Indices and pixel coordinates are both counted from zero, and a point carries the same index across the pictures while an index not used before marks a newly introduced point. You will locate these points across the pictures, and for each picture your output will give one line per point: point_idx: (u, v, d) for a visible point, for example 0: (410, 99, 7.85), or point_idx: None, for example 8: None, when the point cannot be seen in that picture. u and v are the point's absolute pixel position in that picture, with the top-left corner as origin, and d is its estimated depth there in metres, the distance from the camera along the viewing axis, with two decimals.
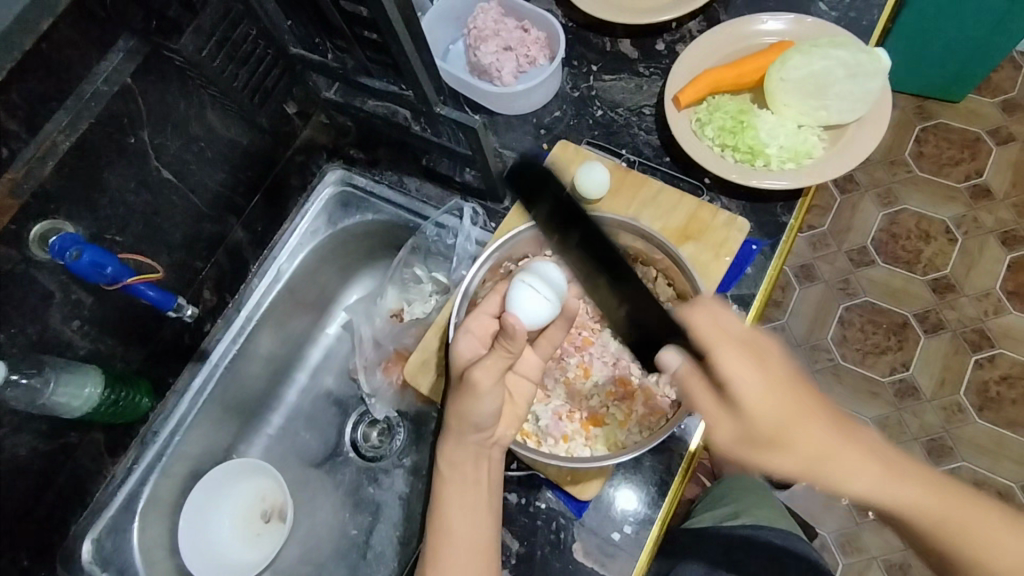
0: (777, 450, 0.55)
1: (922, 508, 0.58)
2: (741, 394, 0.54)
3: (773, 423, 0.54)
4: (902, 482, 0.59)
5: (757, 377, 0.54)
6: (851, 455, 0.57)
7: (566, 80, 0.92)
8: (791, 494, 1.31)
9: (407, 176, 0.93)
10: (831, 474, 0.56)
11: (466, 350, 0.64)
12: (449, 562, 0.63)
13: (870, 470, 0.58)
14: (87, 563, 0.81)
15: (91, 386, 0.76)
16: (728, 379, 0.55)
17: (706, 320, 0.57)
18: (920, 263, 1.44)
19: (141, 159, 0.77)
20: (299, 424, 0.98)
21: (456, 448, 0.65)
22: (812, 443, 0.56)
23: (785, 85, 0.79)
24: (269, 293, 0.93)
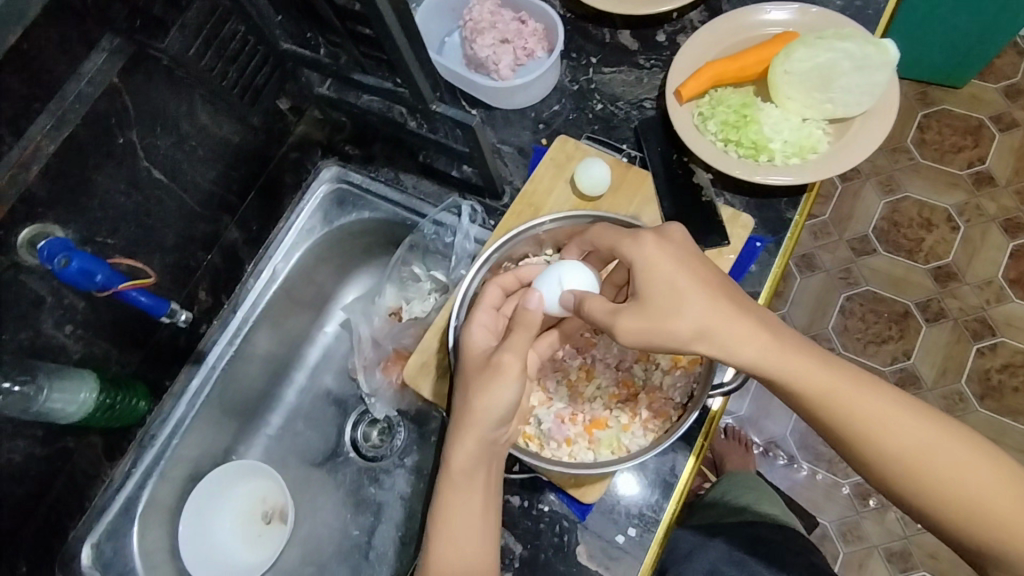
0: (671, 314, 0.58)
1: (897, 438, 0.57)
2: (674, 277, 0.59)
3: (660, 270, 0.59)
4: (877, 408, 0.57)
5: (652, 258, 0.60)
6: (812, 369, 0.58)
7: (565, 73, 0.90)
8: (791, 484, 1.31)
9: (404, 173, 0.92)
10: (802, 380, 0.58)
11: (480, 340, 0.64)
12: (447, 563, 0.60)
13: (838, 390, 0.58)
14: (86, 568, 0.81)
15: (85, 391, 0.75)
16: (669, 275, 0.59)
17: (628, 242, 0.61)
18: (922, 252, 1.42)
19: (131, 160, 0.75)
20: (299, 424, 0.97)
21: (473, 436, 0.60)
22: (742, 332, 0.58)
23: (789, 79, 0.77)
24: (265, 293, 0.92)
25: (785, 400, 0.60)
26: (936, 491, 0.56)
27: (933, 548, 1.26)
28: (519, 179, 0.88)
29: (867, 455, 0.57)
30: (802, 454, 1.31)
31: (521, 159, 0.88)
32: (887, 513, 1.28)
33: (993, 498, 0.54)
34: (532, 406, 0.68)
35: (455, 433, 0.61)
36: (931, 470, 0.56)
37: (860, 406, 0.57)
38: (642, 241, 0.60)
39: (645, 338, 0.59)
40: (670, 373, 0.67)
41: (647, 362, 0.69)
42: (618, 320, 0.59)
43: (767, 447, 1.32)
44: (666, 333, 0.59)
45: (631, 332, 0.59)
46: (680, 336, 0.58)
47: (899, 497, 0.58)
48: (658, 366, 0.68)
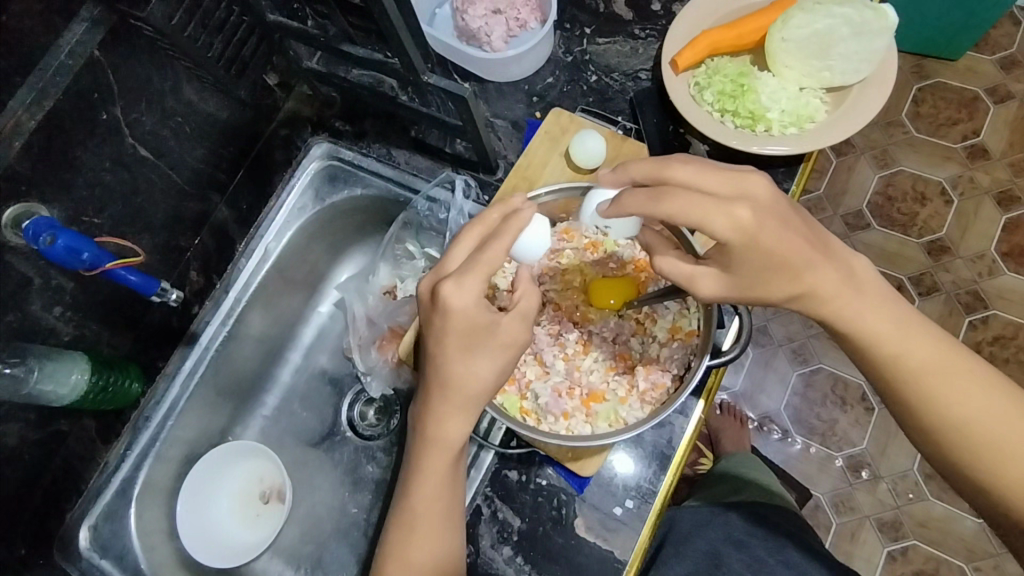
0: (759, 283, 0.54)
1: (966, 406, 0.54)
2: (771, 253, 0.52)
3: (758, 233, 0.51)
4: (947, 370, 0.55)
5: (749, 216, 0.51)
6: (889, 322, 0.55)
7: (558, 44, 0.89)
8: (785, 457, 1.32)
9: (396, 149, 0.90)
10: (880, 332, 0.55)
11: (481, 309, 0.56)
12: (427, 536, 0.61)
13: (914, 345, 0.55)
14: (85, 550, 0.81)
15: (77, 373, 0.74)
16: (761, 241, 0.51)
17: (722, 220, 0.51)
18: (916, 227, 1.42)
19: (115, 136, 0.73)
20: (294, 404, 0.97)
21: (445, 409, 0.59)
22: (830, 286, 0.54)
23: (786, 46, 0.77)
24: (257, 273, 0.91)
25: (852, 352, 0.58)
26: (992, 464, 0.54)
27: (925, 517, 1.28)
28: (513, 154, 0.87)
29: (929, 418, 0.55)
30: (796, 428, 1.33)
31: (514, 133, 0.87)
32: (879, 484, 1.29)
33: None
34: (529, 380, 0.67)
35: (445, 411, 0.59)
36: (993, 442, 0.54)
37: (933, 368, 0.55)
38: (733, 211, 0.51)
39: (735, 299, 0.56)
40: (667, 345, 0.67)
41: (644, 334, 0.68)
42: (700, 282, 0.56)
43: (762, 422, 1.33)
44: (745, 296, 0.55)
45: (711, 297, 0.56)
46: (773, 302, 0.55)
47: (949, 464, 0.56)
48: (655, 339, 0.68)
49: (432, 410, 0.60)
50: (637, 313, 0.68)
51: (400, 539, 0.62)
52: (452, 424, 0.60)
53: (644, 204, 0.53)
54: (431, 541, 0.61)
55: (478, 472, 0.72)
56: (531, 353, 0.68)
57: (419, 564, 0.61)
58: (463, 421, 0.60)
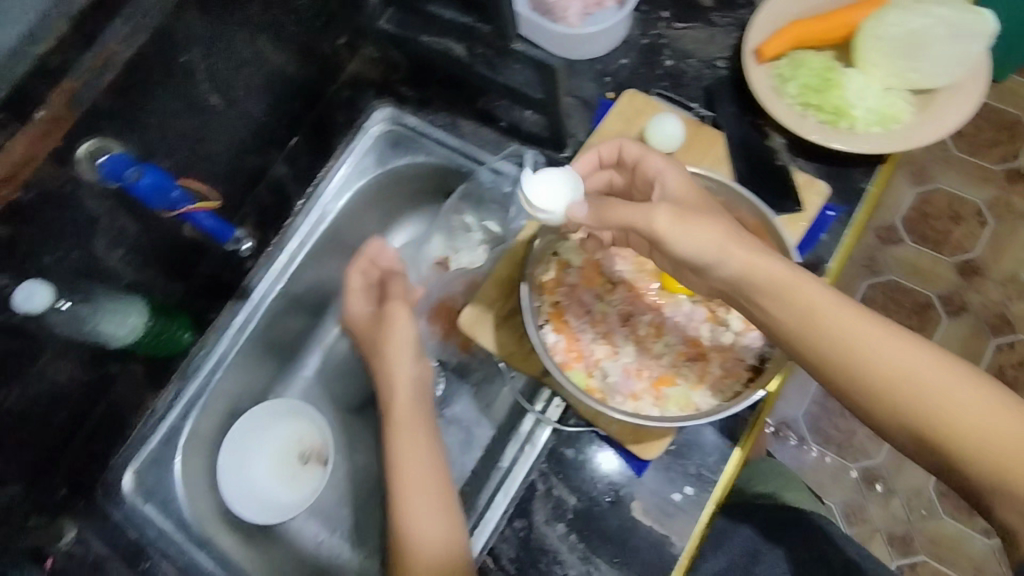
0: (658, 229, 0.53)
1: (892, 366, 0.48)
2: (701, 201, 0.58)
3: (685, 183, 0.60)
4: (863, 333, 0.49)
5: (676, 176, 0.61)
6: (814, 291, 0.50)
7: (635, 25, 0.88)
8: (799, 464, 1.32)
9: (461, 119, 0.89)
10: (791, 300, 0.51)
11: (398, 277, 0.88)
12: (415, 507, 0.68)
13: (834, 313, 0.50)
14: (129, 494, 0.80)
15: (134, 317, 0.78)
16: (685, 186, 0.60)
17: (671, 173, 0.61)
18: (948, 245, 1.41)
19: (190, 79, 0.71)
20: (336, 370, 0.95)
21: (408, 364, 0.79)
22: (755, 255, 0.52)
23: (875, 44, 0.75)
24: (314, 232, 0.90)
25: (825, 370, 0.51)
26: (985, 457, 0.45)
27: (936, 534, 1.28)
28: (583, 133, 0.85)
29: (880, 389, 0.49)
30: (812, 436, 1.32)
31: (584, 111, 0.86)
32: (892, 498, 1.29)
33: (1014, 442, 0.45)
34: (598, 358, 0.67)
35: (401, 373, 0.78)
36: (932, 402, 0.47)
37: (862, 336, 0.49)
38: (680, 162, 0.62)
39: (689, 236, 0.52)
40: (744, 335, 0.66)
41: (717, 322, 0.67)
42: (653, 217, 0.53)
43: (779, 427, 1.32)
44: (684, 239, 0.52)
45: (670, 228, 0.52)
46: (710, 247, 0.52)
47: (923, 451, 0.49)
48: (730, 327, 0.66)
49: (389, 375, 0.78)
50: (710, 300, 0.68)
51: (396, 516, 0.69)
52: (400, 374, 0.78)
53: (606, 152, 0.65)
54: (417, 512, 0.68)
55: (534, 449, 0.74)
56: (600, 332, 0.68)
57: (409, 537, 0.67)
58: (411, 378, 0.78)
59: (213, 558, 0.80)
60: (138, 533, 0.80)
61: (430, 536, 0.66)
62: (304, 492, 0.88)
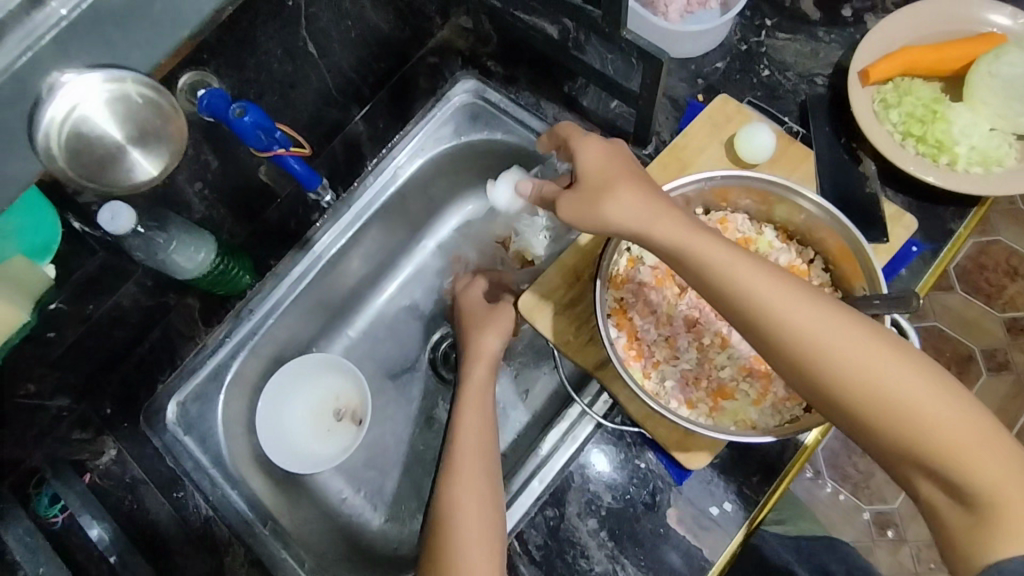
0: (605, 197, 0.55)
1: (808, 326, 0.50)
2: (609, 163, 0.58)
3: (598, 151, 0.59)
4: (783, 293, 0.51)
5: (601, 147, 0.59)
6: (724, 255, 0.52)
7: (735, 30, 0.86)
8: (811, 498, 1.30)
9: (545, 101, 0.89)
10: (705, 260, 0.52)
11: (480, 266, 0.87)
12: (470, 473, 0.64)
13: (736, 270, 0.51)
14: (171, 424, 0.79)
15: (204, 253, 0.75)
16: (600, 160, 0.58)
17: (590, 147, 0.59)
18: (999, 300, 1.37)
19: (293, 25, 0.72)
20: (381, 332, 0.97)
21: (487, 331, 0.78)
22: (673, 226, 0.53)
23: (990, 82, 0.72)
24: (383, 193, 0.88)
25: (766, 343, 0.52)
26: (908, 418, 0.48)
27: None
28: (667, 133, 0.85)
29: (792, 352, 0.50)
30: (829, 472, 1.30)
31: (671, 111, 0.85)
32: (901, 546, 1.27)
33: (928, 401, 0.47)
34: (657, 361, 0.66)
35: (486, 336, 0.77)
36: (845, 361, 0.49)
37: (778, 299, 0.50)
38: (588, 137, 0.60)
39: (592, 217, 0.56)
40: None
41: None
42: (558, 202, 0.58)
43: None
44: (597, 219, 0.56)
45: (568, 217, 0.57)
46: (620, 221, 0.55)
47: (841, 413, 0.51)
48: None
49: (476, 339, 0.78)
50: None
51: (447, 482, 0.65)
52: (487, 343, 0.77)
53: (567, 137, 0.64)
54: (473, 480, 0.64)
55: (573, 443, 0.71)
56: (663, 334, 0.67)
57: (463, 505, 0.62)
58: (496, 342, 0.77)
59: (243, 497, 0.78)
60: (173, 461, 0.79)
61: (483, 510, 0.62)
62: (335, 446, 0.88)
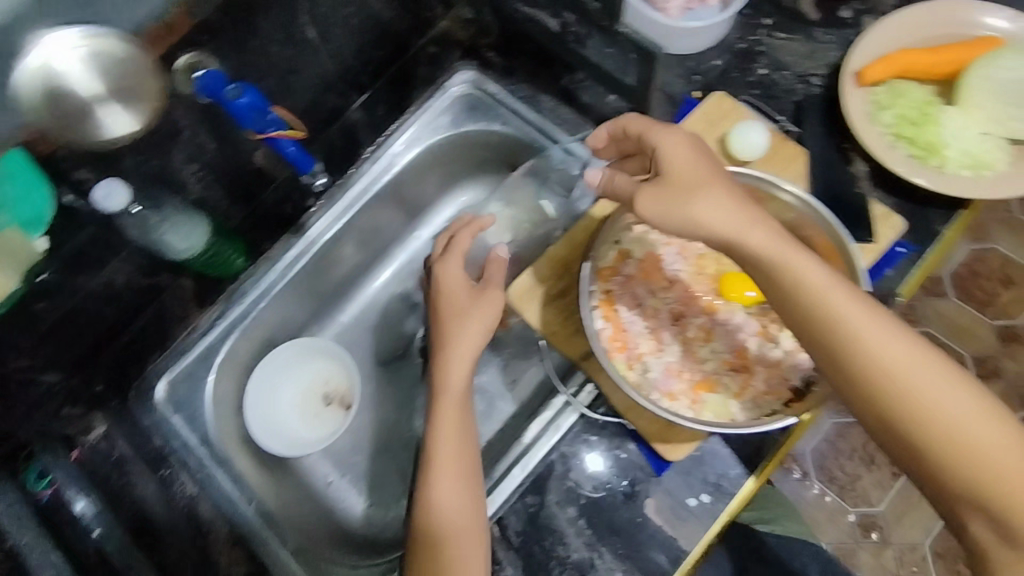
0: (691, 197, 0.55)
1: (890, 355, 0.51)
2: (696, 164, 0.57)
3: (681, 147, 0.58)
4: (869, 319, 0.52)
5: (685, 144, 0.58)
6: (815, 272, 0.53)
7: (734, 29, 0.86)
8: (798, 498, 1.31)
9: (542, 94, 0.89)
10: (795, 275, 0.53)
11: (454, 267, 0.79)
12: (449, 478, 0.65)
13: (827, 290, 0.53)
14: (160, 402, 0.81)
15: (197, 235, 0.78)
16: (683, 156, 0.57)
17: (670, 142, 0.58)
18: (993, 307, 1.38)
19: (293, 10, 0.72)
20: (372, 319, 0.97)
21: (460, 328, 0.74)
22: (763, 235, 0.54)
23: (987, 85, 0.73)
24: (377, 180, 0.89)
25: (839, 365, 0.52)
26: (982, 461, 0.48)
27: None
28: None
29: (867, 377, 0.51)
30: (817, 473, 1.31)
31: (667, 107, 0.85)
32: (885, 550, 1.28)
33: (995, 447, 0.49)
34: (641, 353, 0.66)
35: (461, 339, 0.73)
36: (921, 395, 0.50)
37: (864, 323, 0.52)
38: (672, 130, 0.59)
39: (667, 215, 0.56)
40: (793, 354, 0.65)
41: (766, 338, 0.66)
42: (637, 193, 0.58)
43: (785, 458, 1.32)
44: (681, 215, 0.55)
45: (647, 209, 0.57)
46: (705, 222, 0.54)
47: (901, 449, 0.51)
48: (778, 345, 0.65)
49: (448, 346, 0.73)
50: (763, 315, 0.67)
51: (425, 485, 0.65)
52: (461, 351, 0.72)
53: (641, 125, 0.62)
54: (453, 485, 0.65)
55: (557, 431, 0.73)
56: (649, 327, 0.68)
57: (438, 508, 0.64)
58: (472, 349, 0.73)
59: (229, 478, 0.80)
60: (161, 440, 0.81)
61: (462, 514, 0.64)
62: (323, 429, 0.89)
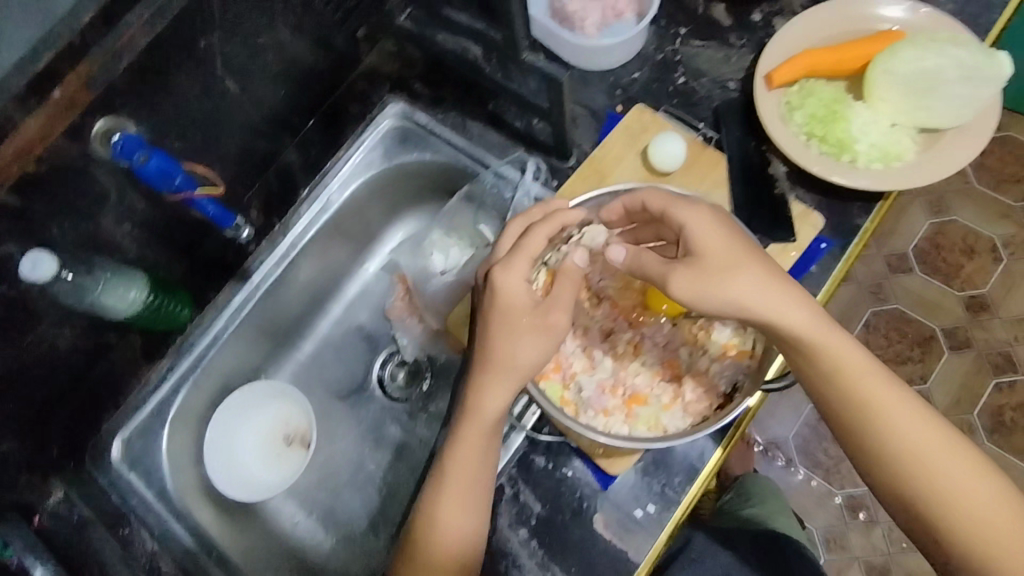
0: (728, 279, 0.58)
1: (915, 438, 0.58)
2: (729, 244, 0.59)
3: (709, 223, 0.59)
4: (898, 403, 0.59)
5: (714, 219, 0.60)
6: (853, 357, 0.59)
7: (651, 41, 0.88)
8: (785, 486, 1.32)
9: (471, 121, 0.90)
10: (837, 358, 0.59)
11: (523, 293, 0.60)
12: (458, 504, 0.63)
13: (862, 373, 0.59)
14: (115, 462, 0.82)
15: (136, 291, 0.77)
16: (715, 236, 0.59)
17: (695, 219, 0.60)
18: (958, 278, 1.40)
19: (206, 65, 0.73)
20: (328, 355, 0.98)
21: (499, 370, 0.61)
22: (804, 319, 0.58)
23: (887, 79, 0.74)
24: (316, 220, 0.90)
25: (870, 440, 0.59)
26: (989, 540, 0.55)
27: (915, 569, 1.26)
28: (589, 145, 0.86)
29: (896, 453, 0.58)
30: (801, 459, 1.32)
31: (592, 123, 0.87)
32: (874, 528, 1.29)
33: (1004, 528, 0.55)
34: (574, 372, 0.68)
35: (490, 382, 0.61)
36: (942, 475, 0.57)
37: (893, 406, 0.58)
38: (699, 204, 0.60)
39: (705, 296, 0.58)
40: (719, 361, 0.66)
41: (695, 346, 0.67)
42: (669, 274, 0.59)
43: (767, 447, 1.33)
44: (718, 296, 0.58)
45: (682, 289, 0.58)
46: (743, 301, 0.58)
47: (917, 521, 0.58)
48: (706, 352, 0.67)
49: (479, 383, 0.62)
50: (692, 324, 0.68)
51: (431, 501, 0.63)
52: (492, 398, 0.61)
53: (659, 198, 0.62)
54: (461, 512, 0.63)
55: (506, 452, 0.72)
56: (581, 345, 0.69)
57: (440, 530, 0.63)
58: (505, 397, 0.61)
59: (187, 529, 0.81)
60: (119, 498, 0.82)
61: (463, 538, 0.63)
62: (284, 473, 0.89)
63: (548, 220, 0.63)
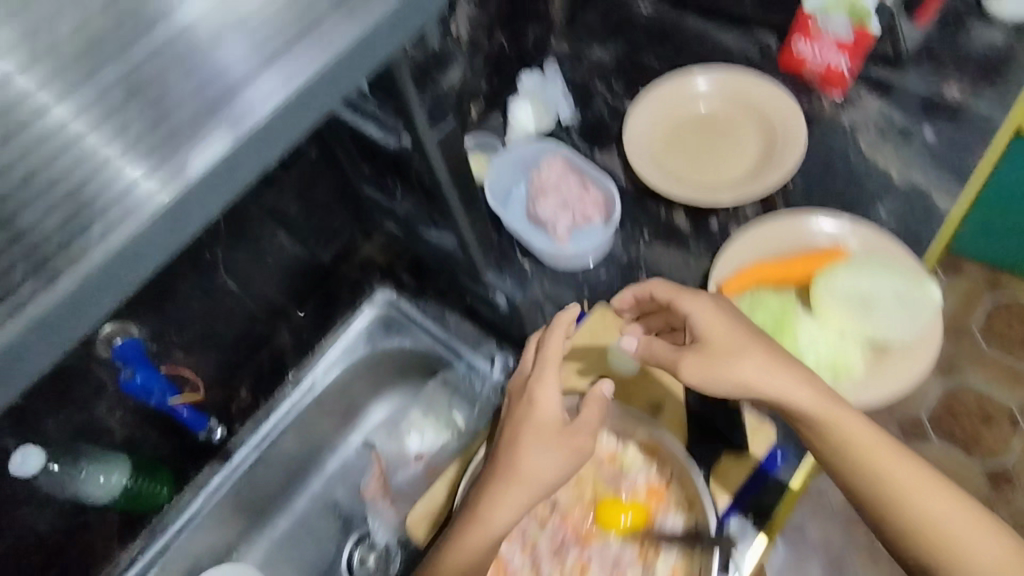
0: (729, 363, 0.63)
1: (940, 513, 0.60)
2: (732, 332, 0.64)
3: (711, 312, 0.66)
4: (921, 485, 0.61)
5: (716, 309, 0.66)
6: (871, 434, 0.62)
7: (619, 243, 0.96)
8: None
9: (449, 312, 0.97)
10: (858, 440, 0.62)
11: (553, 403, 0.65)
12: None
13: (883, 452, 0.62)
14: None
15: (117, 475, 0.83)
16: (718, 325, 0.65)
17: (700, 307, 0.66)
18: (979, 449, 1.28)
19: (210, 271, 0.83)
20: (301, 534, 0.98)
21: (517, 477, 0.62)
22: (821, 403, 0.62)
23: (830, 296, 0.79)
24: (299, 402, 0.95)
25: (897, 521, 0.61)
26: None
27: None
28: None
29: (917, 532, 0.60)
30: None
31: None
32: None
33: None
34: None
35: (507, 499, 0.62)
36: (972, 559, 0.58)
37: (915, 485, 0.61)
38: (700, 293, 0.67)
39: (714, 380, 0.63)
40: None
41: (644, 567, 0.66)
42: (680, 358, 0.65)
43: None
44: (724, 376, 0.63)
45: (692, 374, 0.64)
46: (752, 387, 0.62)
47: None
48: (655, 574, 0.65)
49: (493, 494, 0.63)
50: (640, 542, 0.67)
51: None
52: (501, 513, 0.62)
53: (667, 289, 0.69)
54: None
55: None
56: (529, 560, 0.69)
57: None
58: (513, 514, 0.62)
59: None
60: None
61: None
62: None
63: (557, 326, 0.69)
